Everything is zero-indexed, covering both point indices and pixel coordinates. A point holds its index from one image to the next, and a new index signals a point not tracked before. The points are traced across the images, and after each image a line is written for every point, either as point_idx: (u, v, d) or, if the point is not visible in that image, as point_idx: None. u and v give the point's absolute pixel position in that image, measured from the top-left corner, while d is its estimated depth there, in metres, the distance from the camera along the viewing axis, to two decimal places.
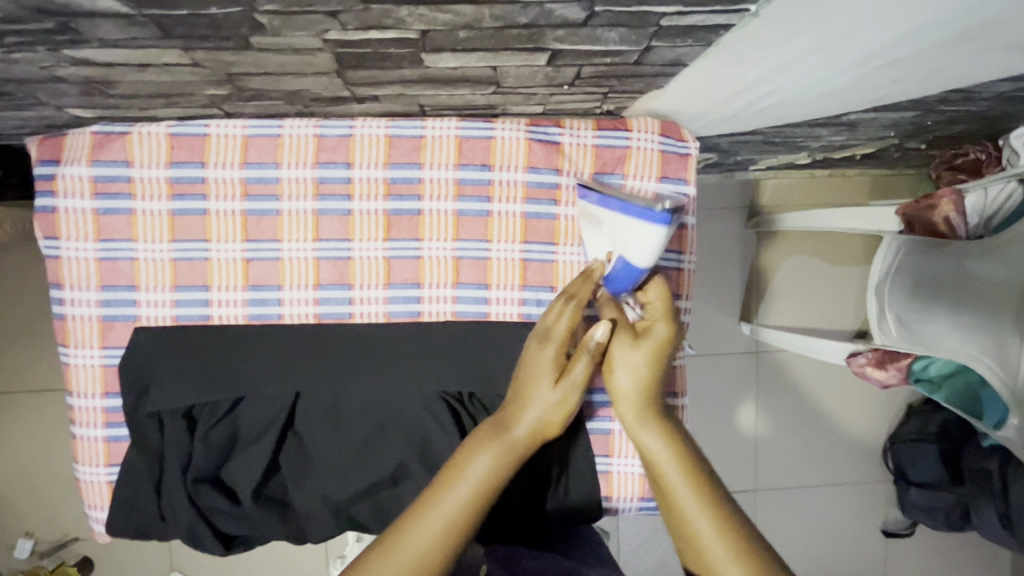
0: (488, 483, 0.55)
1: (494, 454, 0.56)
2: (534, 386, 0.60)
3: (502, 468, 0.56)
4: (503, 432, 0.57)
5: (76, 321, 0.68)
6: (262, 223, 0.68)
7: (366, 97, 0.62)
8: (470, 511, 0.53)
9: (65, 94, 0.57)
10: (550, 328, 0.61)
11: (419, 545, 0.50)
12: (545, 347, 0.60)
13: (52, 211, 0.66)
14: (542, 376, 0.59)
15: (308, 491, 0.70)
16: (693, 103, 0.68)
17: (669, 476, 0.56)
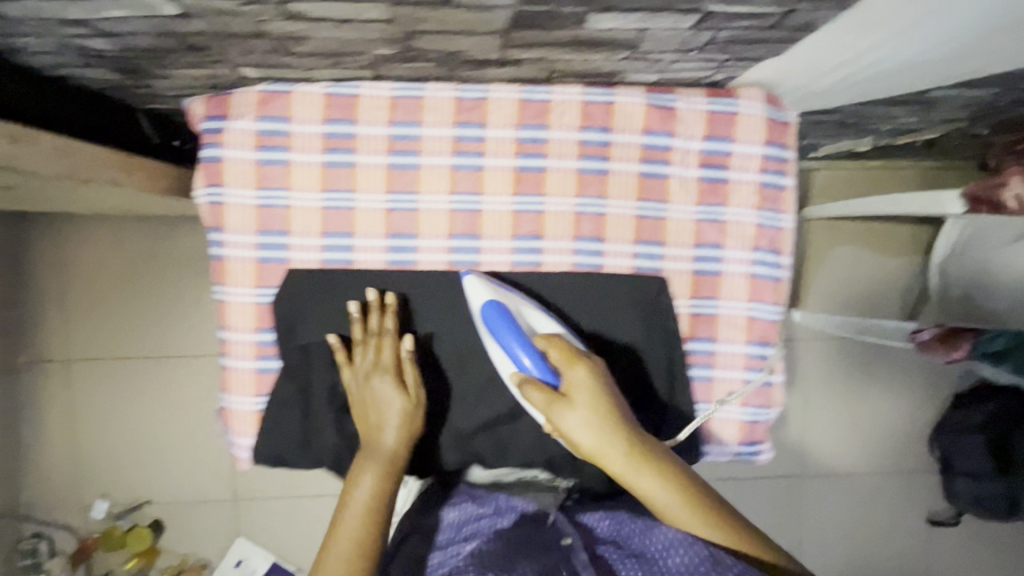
0: (374, 501, 0.70)
1: (371, 475, 0.71)
2: (386, 412, 0.73)
3: (383, 482, 0.71)
4: (373, 450, 0.72)
5: (235, 262, 0.75)
6: (404, 177, 0.75)
7: (510, 61, 0.69)
8: (365, 526, 0.68)
9: (252, 52, 0.65)
10: (375, 362, 0.74)
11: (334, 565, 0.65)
12: (369, 381, 0.74)
13: (218, 161, 0.74)
14: (375, 404, 0.73)
15: (436, 422, 0.79)
16: (799, 74, 0.74)
17: (681, 511, 0.63)
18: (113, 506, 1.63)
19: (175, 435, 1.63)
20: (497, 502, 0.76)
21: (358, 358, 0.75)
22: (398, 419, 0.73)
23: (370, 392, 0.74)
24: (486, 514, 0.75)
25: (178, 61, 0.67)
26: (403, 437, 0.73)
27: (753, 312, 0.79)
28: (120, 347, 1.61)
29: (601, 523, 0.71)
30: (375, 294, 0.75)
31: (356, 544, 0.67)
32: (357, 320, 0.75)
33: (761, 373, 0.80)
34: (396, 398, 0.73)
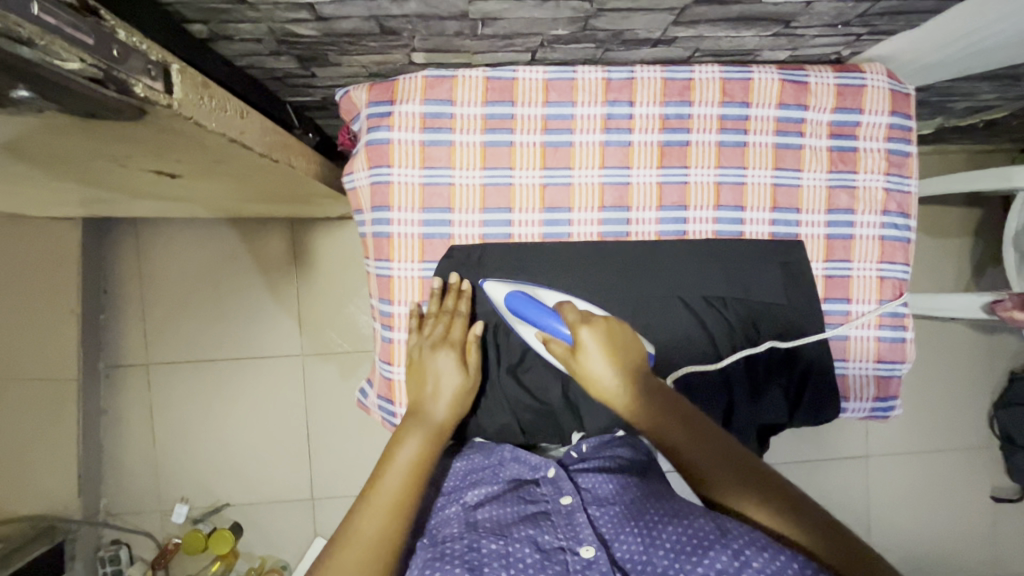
0: (418, 464, 0.68)
1: (418, 439, 0.70)
2: (443, 384, 0.74)
3: (428, 445, 0.70)
4: (423, 413, 0.72)
5: (401, 237, 0.79)
6: (558, 153, 0.80)
7: (666, 39, 0.74)
8: (405, 488, 0.66)
9: (439, 35, 0.69)
10: (443, 336, 0.76)
11: (371, 525, 0.62)
12: (434, 353, 0.76)
13: (386, 142, 0.78)
14: (434, 374, 0.75)
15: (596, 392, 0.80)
16: (923, 47, 0.80)
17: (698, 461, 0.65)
18: (192, 511, 1.63)
19: (253, 436, 1.64)
20: (504, 455, 0.77)
21: (426, 330, 0.77)
22: (454, 394, 0.74)
23: (433, 360, 0.75)
24: (490, 466, 0.76)
25: (362, 46, 0.72)
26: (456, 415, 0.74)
27: (884, 273, 0.84)
28: (198, 350, 1.63)
29: (598, 485, 0.69)
30: (456, 278, 0.78)
31: (396, 507, 0.64)
32: (433, 296, 0.78)
33: (893, 330, 0.84)
34: (456, 375, 0.75)
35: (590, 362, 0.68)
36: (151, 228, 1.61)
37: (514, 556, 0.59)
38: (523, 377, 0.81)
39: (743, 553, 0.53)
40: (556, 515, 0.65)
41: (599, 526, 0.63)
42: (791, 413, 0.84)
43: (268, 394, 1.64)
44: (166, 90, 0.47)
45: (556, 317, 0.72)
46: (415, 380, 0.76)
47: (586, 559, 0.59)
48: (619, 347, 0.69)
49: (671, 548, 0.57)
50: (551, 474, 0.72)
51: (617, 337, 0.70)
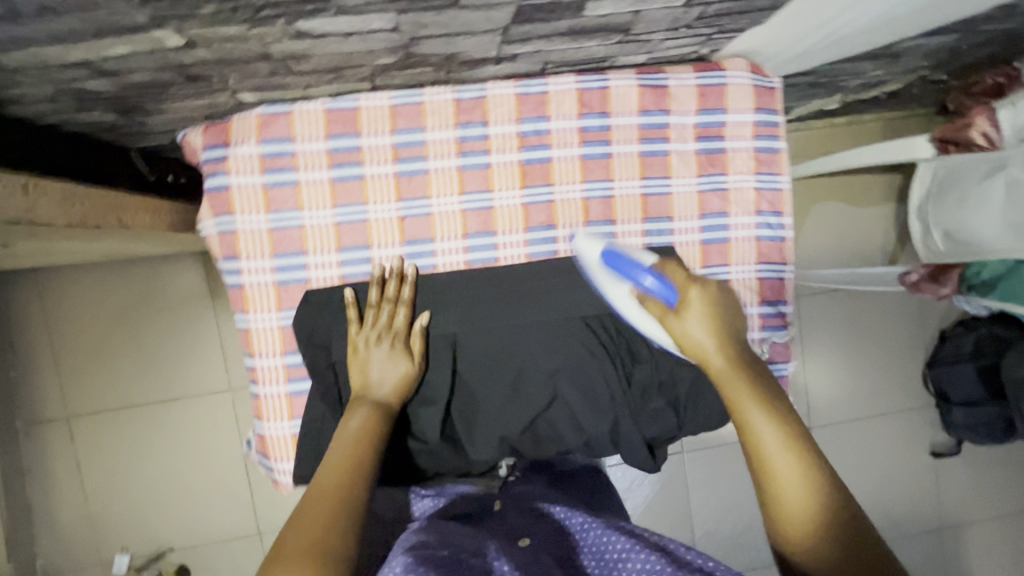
0: (362, 433, 0.67)
1: (364, 413, 0.69)
2: (389, 373, 0.73)
3: (376, 417, 0.69)
4: (371, 399, 0.71)
5: (254, 288, 0.75)
6: (413, 182, 0.76)
7: (507, 57, 0.70)
8: (348, 469, 0.63)
9: (253, 76, 0.64)
10: (385, 327, 0.74)
11: (326, 482, 0.61)
12: (375, 343, 0.73)
13: (225, 189, 0.73)
14: (377, 366, 0.72)
15: (480, 433, 0.77)
16: (780, 39, 0.77)
17: (772, 454, 0.61)
18: (134, 559, 1.59)
19: (190, 477, 1.60)
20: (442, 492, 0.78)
21: (370, 321, 0.74)
22: (399, 381, 0.73)
23: (377, 353, 0.73)
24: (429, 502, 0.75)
25: (176, 94, 0.66)
26: (404, 396, 0.73)
27: (763, 273, 0.82)
28: (121, 396, 1.57)
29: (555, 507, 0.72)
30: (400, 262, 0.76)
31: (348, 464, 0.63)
32: (375, 284, 0.75)
33: (776, 329, 0.83)
34: (403, 363, 0.73)
35: (693, 320, 0.68)
36: (53, 274, 1.52)
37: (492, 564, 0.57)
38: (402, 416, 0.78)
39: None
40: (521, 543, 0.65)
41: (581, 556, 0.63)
42: (682, 423, 0.81)
43: (200, 433, 1.59)
44: None
45: (645, 272, 0.70)
46: (354, 374, 0.74)
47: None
48: (723, 319, 0.69)
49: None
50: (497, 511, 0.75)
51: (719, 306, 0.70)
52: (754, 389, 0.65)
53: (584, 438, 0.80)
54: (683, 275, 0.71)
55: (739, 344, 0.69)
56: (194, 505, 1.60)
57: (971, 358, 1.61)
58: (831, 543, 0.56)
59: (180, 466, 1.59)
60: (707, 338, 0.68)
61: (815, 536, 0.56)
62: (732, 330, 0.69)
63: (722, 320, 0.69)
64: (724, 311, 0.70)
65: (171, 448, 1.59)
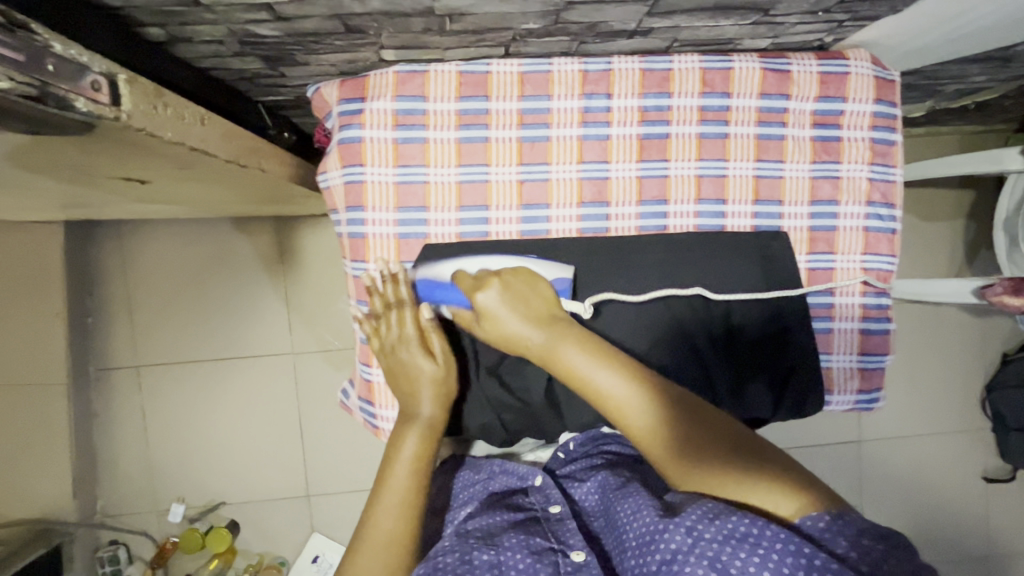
0: (416, 463, 0.72)
1: (414, 438, 0.72)
2: (417, 378, 0.74)
3: (426, 443, 0.73)
4: (407, 407, 0.74)
5: (377, 239, 0.78)
6: (535, 148, 0.78)
7: (643, 30, 0.72)
8: (404, 515, 0.69)
9: (406, 32, 0.67)
10: (399, 334, 0.75)
11: (384, 528, 0.68)
12: (395, 348, 0.76)
13: (358, 141, 0.76)
14: (402, 370, 0.75)
15: (581, 398, 0.79)
16: (907, 32, 0.78)
17: (629, 415, 0.62)
18: (188, 509, 1.64)
19: (247, 435, 1.65)
20: (491, 467, 0.80)
21: (388, 331, 0.76)
22: (428, 384, 0.74)
23: (402, 365, 0.75)
24: (480, 480, 0.80)
25: (329, 45, 0.69)
26: (442, 402, 0.75)
27: (868, 264, 0.83)
28: (187, 350, 1.62)
29: (587, 496, 0.72)
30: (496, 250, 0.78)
31: (407, 507, 0.69)
32: (377, 295, 0.77)
33: (876, 321, 0.84)
34: (423, 365, 0.74)
35: (500, 311, 0.69)
36: (134, 228, 1.59)
37: (504, 557, 0.61)
38: (506, 376, 0.80)
39: (694, 548, 0.52)
40: (540, 524, 0.68)
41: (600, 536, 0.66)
42: (776, 405, 0.82)
43: (259, 393, 1.64)
44: (113, 103, 0.46)
45: (454, 287, 0.74)
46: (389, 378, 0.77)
47: (576, 563, 0.60)
48: (525, 298, 0.70)
49: (636, 543, 0.58)
50: (539, 484, 0.75)
51: (519, 288, 0.71)
52: (579, 349, 0.66)
53: None
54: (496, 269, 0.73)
55: (546, 306, 0.70)
56: (248, 461, 1.65)
57: None
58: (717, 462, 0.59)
59: (237, 423, 1.64)
60: (524, 322, 0.68)
61: (696, 467, 0.59)
62: (542, 297, 0.71)
63: (526, 290, 0.71)
64: (536, 285, 0.72)
65: (229, 405, 1.64)
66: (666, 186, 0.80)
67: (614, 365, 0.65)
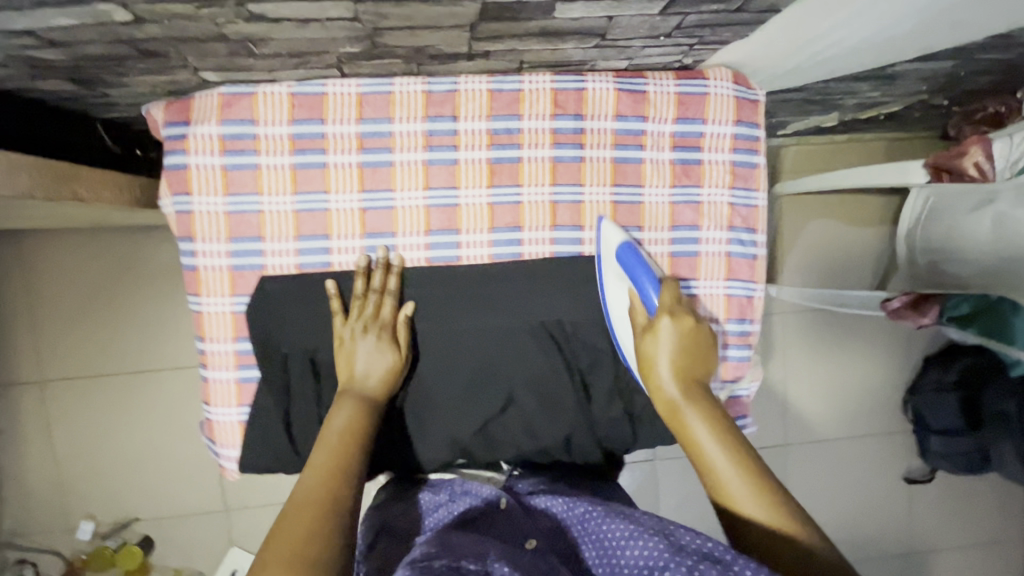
0: (352, 429, 0.66)
1: (352, 410, 0.67)
2: (373, 365, 0.71)
3: (359, 414, 0.67)
4: (354, 392, 0.70)
5: (208, 271, 0.73)
6: (377, 173, 0.74)
7: (478, 52, 0.68)
8: (328, 478, 0.60)
9: (213, 55, 0.63)
10: (373, 318, 0.72)
11: (307, 484, 0.59)
12: (362, 335, 0.72)
13: (183, 168, 0.71)
14: (363, 358, 0.71)
15: (431, 432, 0.77)
16: (766, 54, 0.75)
17: (727, 479, 0.60)
18: (99, 527, 1.59)
19: (160, 450, 1.59)
20: (453, 488, 0.74)
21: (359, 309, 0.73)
22: (385, 374, 0.71)
23: (354, 340, 0.71)
24: (442, 501, 0.73)
25: (134, 68, 0.64)
26: (389, 381, 0.72)
27: (731, 291, 0.80)
28: (94, 364, 1.55)
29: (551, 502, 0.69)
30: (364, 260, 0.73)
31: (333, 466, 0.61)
32: (358, 275, 0.73)
33: (738, 349, 0.81)
34: (388, 355, 0.72)
35: (655, 346, 0.69)
36: (28, 238, 1.50)
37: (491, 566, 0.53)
38: None
39: (696, 569, 0.49)
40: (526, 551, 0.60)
41: (581, 549, 0.61)
42: (636, 438, 0.80)
43: (171, 407, 1.58)
44: None
45: (655, 286, 0.73)
46: (341, 364, 0.72)
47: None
48: (689, 352, 0.69)
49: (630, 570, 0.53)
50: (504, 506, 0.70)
51: (697, 340, 0.70)
52: (703, 412, 0.65)
53: (539, 445, 0.79)
54: (676, 295, 0.72)
55: (696, 372, 0.70)
56: (161, 477, 1.60)
57: (954, 389, 1.58)
58: (801, 537, 0.54)
59: (149, 438, 1.59)
60: (666, 372, 0.68)
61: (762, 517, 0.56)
62: (698, 368, 0.70)
63: (687, 341, 0.69)
64: (697, 347, 0.70)
65: (140, 420, 1.58)
66: (522, 213, 0.76)
67: (722, 431, 0.64)
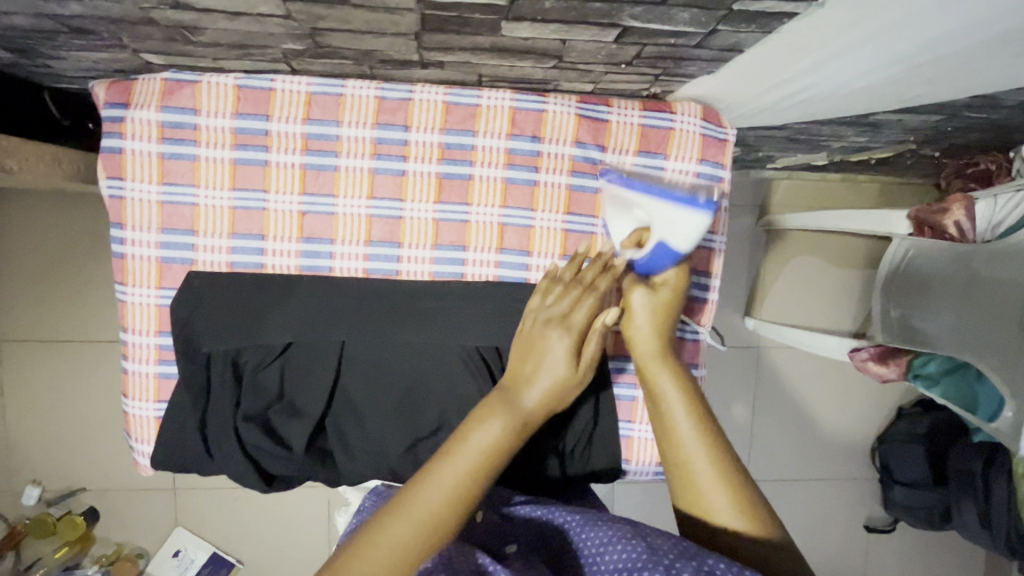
0: (494, 453, 0.56)
1: (502, 425, 0.57)
2: (542, 366, 0.62)
3: (512, 435, 0.58)
4: (512, 407, 0.59)
5: (135, 260, 0.70)
6: (320, 177, 0.71)
7: (432, 62, 0.65)
8: (449, 515, 0.53)
9: (149, 39, 0.60)
10: (565, 312, 0.65)
11: (429, 503, 0.53)
12: (547, 333, 0.64)
13: (118, 152, 0.69)
14: (544, 363, 0.62)
15: (354, 451, 0.75)
16: (737, 91, 0.72)
17: (685, 442, 0.61)
18: (46, 492, 1.57)
19: (113, 422, 1.57)
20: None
21: (547, 300, 0.66)
22: (555, 388, 0.62)
23: (543, 339, 0.63)
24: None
25: (69, 43, 0.62)
26: (549, 400, 0.61)
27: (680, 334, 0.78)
28: (54, 329, 1.53)
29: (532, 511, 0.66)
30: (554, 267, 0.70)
31: (457, 495, 0.53)
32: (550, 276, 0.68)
33: None
34: (558, 352, 0.62)
35: (638, 303, 0.66)
36: None
37: None
38: (273, 420, 0.73)
39: (673, 568, 0.51)
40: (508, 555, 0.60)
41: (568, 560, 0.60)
42: (564, 471, 0.77)
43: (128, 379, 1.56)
44: None
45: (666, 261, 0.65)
46: (528, 363, 0.63)
47: None
48: (670, 312, 0.67)
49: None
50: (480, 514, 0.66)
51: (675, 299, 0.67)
52: (674, 373, 0.64)
53: None
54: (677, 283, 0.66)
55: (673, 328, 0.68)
56: (112, 449, 1.58)
57: (921, 441, 1.58)
58: (741, 508, 0.58)
59: (103, 409, 1.57)
60: (645, 329, 0.66)
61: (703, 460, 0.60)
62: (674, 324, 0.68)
63: (670, 297, 0.67)
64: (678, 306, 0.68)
65: (97, 390, 1.56)
66: (468, 233, 0.74)
67: (689, 394, 0.63)
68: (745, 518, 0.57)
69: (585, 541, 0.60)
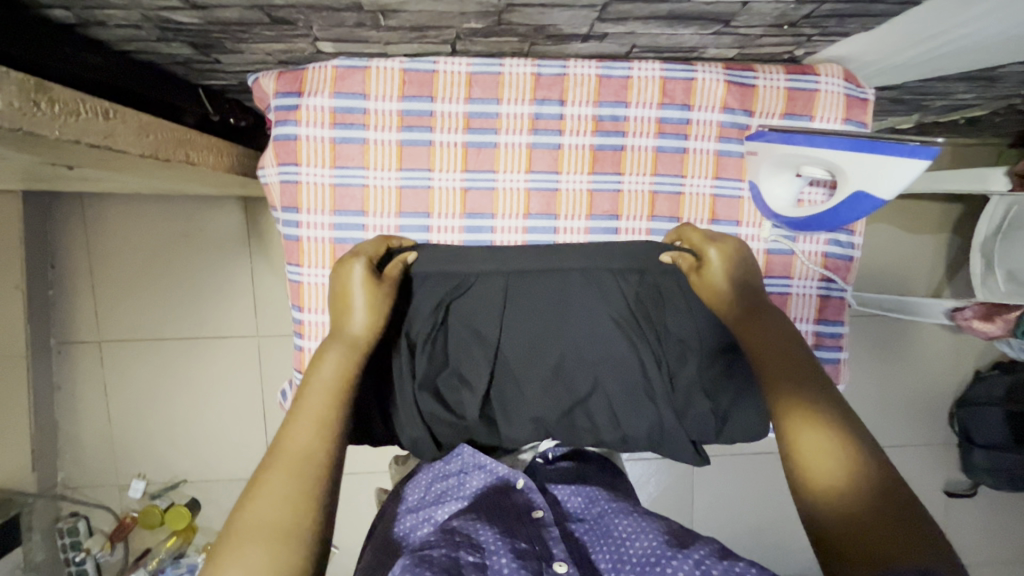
0: (341, 379, 0.58)
1: (337, 353, 0.60)
2: (351, 299, 0.64)
3: (349, 359, 0.60)
4: (342, 337, 0.62)
5: (311, 242, 0.74)
6: (481, 154, 0.74)
7: (597, 35, 0.67)
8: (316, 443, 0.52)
9: (340, 26, 0.63)
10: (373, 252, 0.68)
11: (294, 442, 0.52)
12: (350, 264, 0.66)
13: (293, 139, 0.72)
14: (354, 298, 0.64)
15: (518, 416, 0.77)
16: (882, 50, 0.73)
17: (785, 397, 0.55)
18: (149, 486, 1.50)
19: (209, 421, 1.50)
20: (463, 459, 0.78)
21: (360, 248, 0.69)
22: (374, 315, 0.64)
23: (343, 275, 0.65)
24: (452, 473, 0.78)
25: (258, 35, 0.65)
26: (375, 318, 0.64)
27: (824, 291, 0.80)
28: (137, 328, 1.46)
29: (570, 497, 0.78)
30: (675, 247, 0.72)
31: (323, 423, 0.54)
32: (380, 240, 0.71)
33: (829, 350, 0.81)
34: (358, 277, 0.65)
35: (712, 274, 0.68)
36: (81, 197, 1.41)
37: (490, 561, 0.60)
38: (443, 391, 0.76)
39: (704, 565, 0.59)
40: (526, 526, 0.69)
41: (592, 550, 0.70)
42: (721, 432, 0.76)
43: (217, 376, 1.48)
44: None
45: (854, 207, 0.66)
46: (338, 308, 0.65)
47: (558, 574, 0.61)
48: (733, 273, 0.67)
49: (638, 561, 0.64)
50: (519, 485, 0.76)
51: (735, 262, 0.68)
52: (766, 330, 0.61)
53: (621, 434, 0.77)
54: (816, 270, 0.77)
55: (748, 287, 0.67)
56: (205, 453, 1.51)
57: (1001, 404, 1.50)
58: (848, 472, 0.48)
59: (199, 410, 1.49)
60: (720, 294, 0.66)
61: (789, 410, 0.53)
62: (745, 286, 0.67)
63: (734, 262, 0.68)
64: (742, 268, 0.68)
65: (189, 390, 1.48)
66: (622, 203, 0.76)
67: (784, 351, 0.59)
68: (833, 462, 0.49)
69: (618, 529, 0.71)
